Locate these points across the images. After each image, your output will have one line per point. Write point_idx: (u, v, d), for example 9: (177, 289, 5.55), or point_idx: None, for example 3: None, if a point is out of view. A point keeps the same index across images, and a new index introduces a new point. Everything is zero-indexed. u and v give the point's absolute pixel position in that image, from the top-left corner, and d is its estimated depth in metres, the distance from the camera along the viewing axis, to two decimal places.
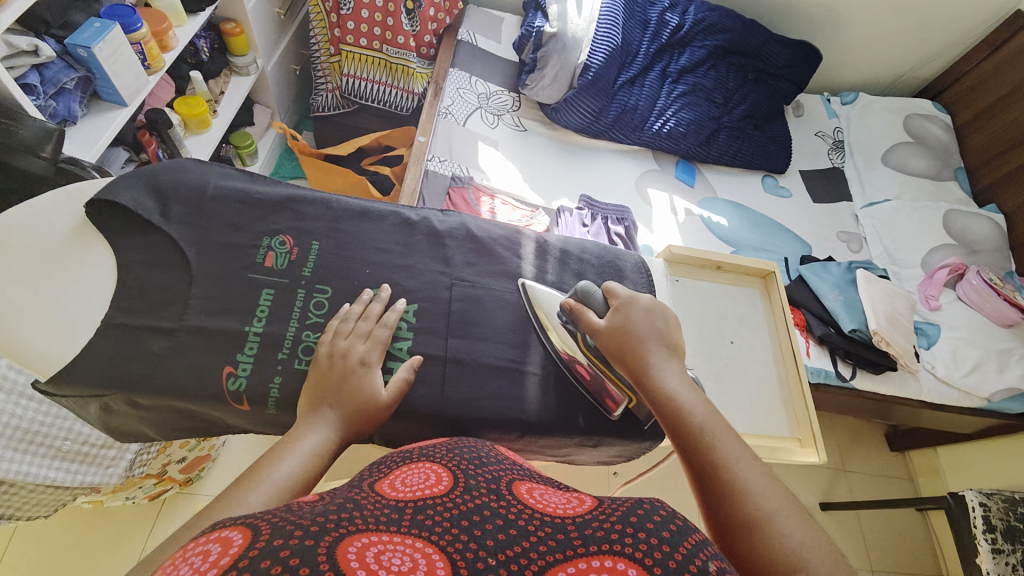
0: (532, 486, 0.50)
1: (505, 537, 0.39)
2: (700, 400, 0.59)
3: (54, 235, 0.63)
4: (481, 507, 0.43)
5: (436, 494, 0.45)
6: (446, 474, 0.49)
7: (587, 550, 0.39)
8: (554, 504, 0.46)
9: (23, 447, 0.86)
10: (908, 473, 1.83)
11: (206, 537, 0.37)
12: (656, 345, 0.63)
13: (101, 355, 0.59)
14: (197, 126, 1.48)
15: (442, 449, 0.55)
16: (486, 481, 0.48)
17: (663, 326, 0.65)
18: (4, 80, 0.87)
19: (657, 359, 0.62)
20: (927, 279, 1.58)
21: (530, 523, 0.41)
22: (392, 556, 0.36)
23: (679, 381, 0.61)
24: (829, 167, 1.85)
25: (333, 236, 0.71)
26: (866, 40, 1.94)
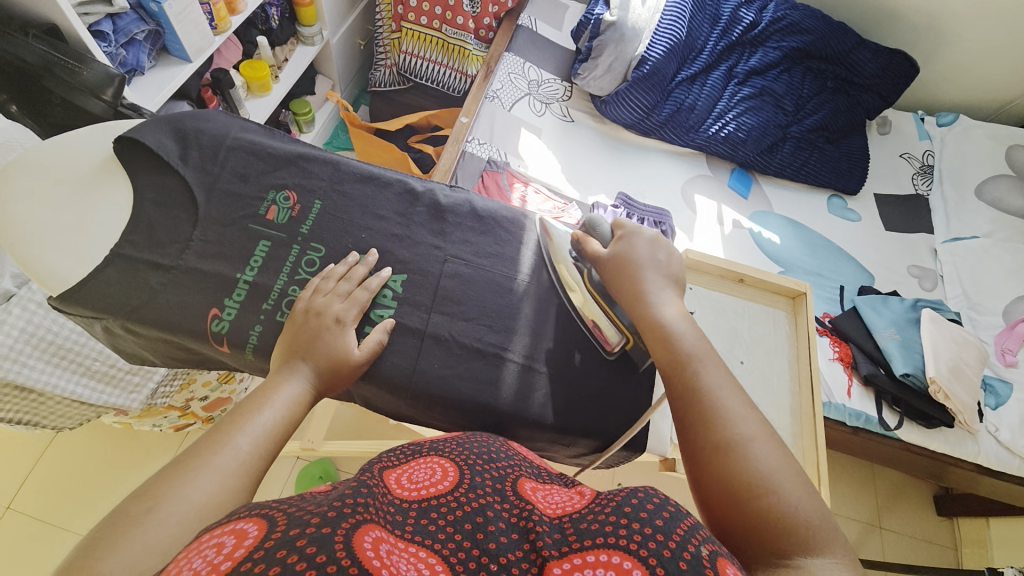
0: (536, 484, 0.49)
1: (507, 541, 0.39)
2: (692, 331, 0.61)
3: (86, 165, 0.67)
4: (485, 507, 0.42)
5: (441, 491, 0.44)
6: (451, 468, 0.48)
7: (581, 545, 0.38)
8: (555, 504, 0.45)
9: (55, 360, 0.95)
10: (952, 541, 1.63)
11: (221, 528, 0.36)
12: (653, 274, 0.66)
13: (103, 282, 0.62)
14: (259, 89, 1.56)
15: (451, 443, 0.53)
16: (492, 479, 0.46)
17: (664, 257, 0.68)
18: (71, 19, 0.96)
19: (655, 288, 0.65)
20: (1006, 331, 1.38)
21: (531, 523, 0.41)
22: (399, 559, 0.35)
23: (672, 312, 0.63)
24: (909, 193, 1.66)
25: (334, 197, 0.72)
26: (977, 53, 1.70)
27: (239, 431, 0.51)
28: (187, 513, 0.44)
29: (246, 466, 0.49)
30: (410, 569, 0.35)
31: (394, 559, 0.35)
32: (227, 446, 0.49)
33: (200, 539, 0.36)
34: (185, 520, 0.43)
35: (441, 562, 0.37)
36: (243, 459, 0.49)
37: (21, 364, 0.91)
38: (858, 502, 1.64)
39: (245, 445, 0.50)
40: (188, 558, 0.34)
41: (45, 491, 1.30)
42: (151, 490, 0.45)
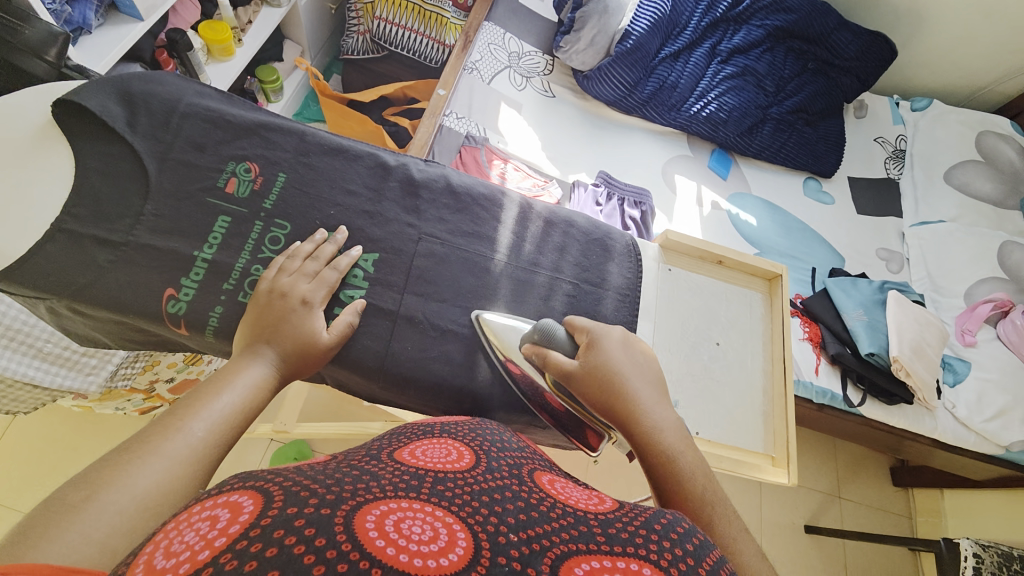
0: (553, 478, 0.47)
1: (526, 518, 0.36)
2: (696, 462, 0.53)
3: (22, 131, 0.61)
4: (504, 487, 0.40)
5: (458, 470, 0.41)
6: (468, 452, 0.45)
7: (612, 548, 0.35)
8: (575, 499, 0.42)
9: (3, 342, 0.90)
10: (907, 510, 1.73)
11: (210, 499, 0.32)
12: (644, 383, 0.58)
13: (44, 258, 0.57)
14: (220, 53, 1.46)
15: (463, 427, 0.52)
16: (508, 465, 0.45)
17: (645, 365, 0.60)
18: None
19: (645, 403, 0.56)
20: (966, 312, 1.44)
21: (552, 510, 0.38)
22: (412, 524, 0.32)
23: (670, 435, 0.54)
24: (882, 178, 1.69)
25: (301, 170, 0.67)
26: (954, 39, 1.71)
27: (194, 417, 0.47)
28: (130, 502, 0.40)
29: (200, 453, 0.46)
30: (424, 532, 0.32)
31: (407, 527, 0.32)
32: (180, 432, 0.46)
33: (190, 511, 0.32)
34: (126, 510, 0.40)
35: (462, 527, 0.33)
36: (195, 446, 0.46)
37: None
38: (821, 474, 1.72)
39: (200, 432, 0.47)
40: (178, 529, 0.31)
41: (2, 477, 1.25)
42: (93, 477, 0.41)
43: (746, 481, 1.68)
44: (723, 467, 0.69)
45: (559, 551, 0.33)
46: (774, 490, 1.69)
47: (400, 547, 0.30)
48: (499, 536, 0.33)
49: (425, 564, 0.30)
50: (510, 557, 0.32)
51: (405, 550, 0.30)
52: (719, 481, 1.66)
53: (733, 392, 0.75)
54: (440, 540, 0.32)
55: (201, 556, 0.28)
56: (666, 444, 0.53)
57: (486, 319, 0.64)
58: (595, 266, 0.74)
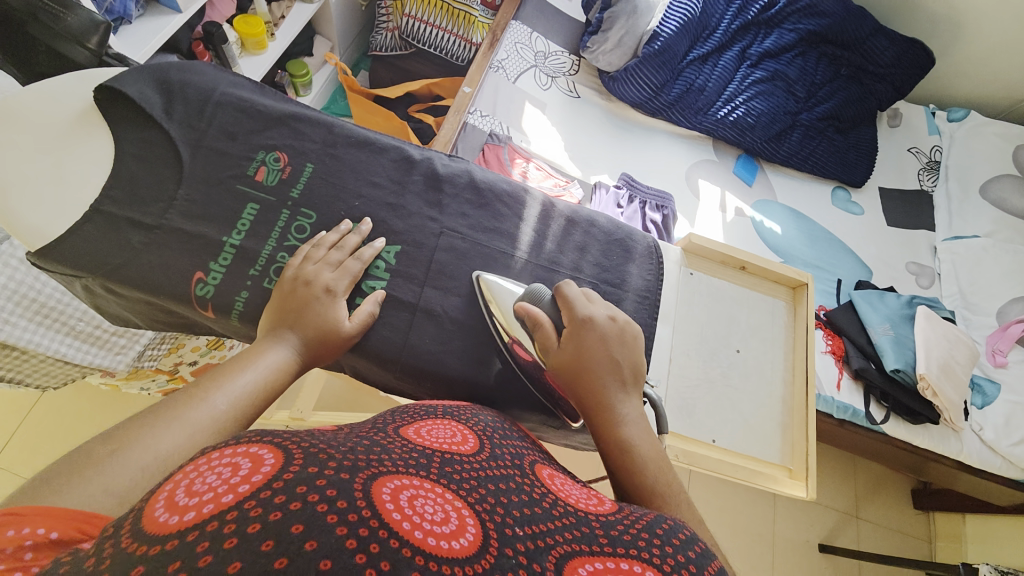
0: (553, 472, 0.50)
1: (530, 512, 0.38)
2: (657, 453, 0.55)
3: (64, 114, 0.63)
4: (508, 479, 0.42)
5: (463, 453, 0.43)
6: (472, 437, 0.47)
7: (615, 550, 0.36)
8: (575, 496, 0.44)
9: (37, 319, 0.93)
10: (927, 534, 1.68)
11: (231, 448, 0.33)
12: (611, 377, 0.57)
13: (81, 238, 0.59)
14: (254, 47, 1.50)
15: (465, 411, 0.55)
16: (511, 455, 0.47)
17: (625, 356, 0.59)
18: None
19: (616, 392, 0.57)
20: (999, 331, 1.38)
21: (554, 509, 0.40)
22: (424, 503, 0.33)
23: (631, 426, 0.56)
24: (914, 190, 1.64)
25: (327, 161, 0.69)
26: (998, 47, 1.65)
27: (217, 390, 0.49)
28: (151, 462, 0.42)
29: (221, 425, 0.47)
30: (437, 512, 0.33)
31: (420, 504, 0.33)
32: (202, 403, 0.47)
33: (209, 456, 0.33)
34: (147, 469, 0.41)
35: (470, 512, 0.35)
36: (218, 417, 0.47)
37: (4, 321, 0.89)
38: (838, 491, 1.68)
39: (223, 405, 0.48)
40: (199, 472, 0.31)
41: (34, 448, 1.30)
42: (121, 436, 0.43)
43: (760, 494, 1.65)
44: (738, 477, 0.68)
45: (564, 550, 0.35)
46: (789, 505, 1.65)
47: (415, 523, 0.31)
48: (506, 529, 0.35)
49: (439, 544, 0.30)
50: (516, 550, 0.33)
51: (420, 527, 0.31)
52: (731, 492, 1.63)
53: (751, 400, 0.74)
54: (452, 522, 0.33)
55: (224, 500, 0.28)
56: (625, 436, 0.55)
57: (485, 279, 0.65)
58: (616, 267, 0.73)
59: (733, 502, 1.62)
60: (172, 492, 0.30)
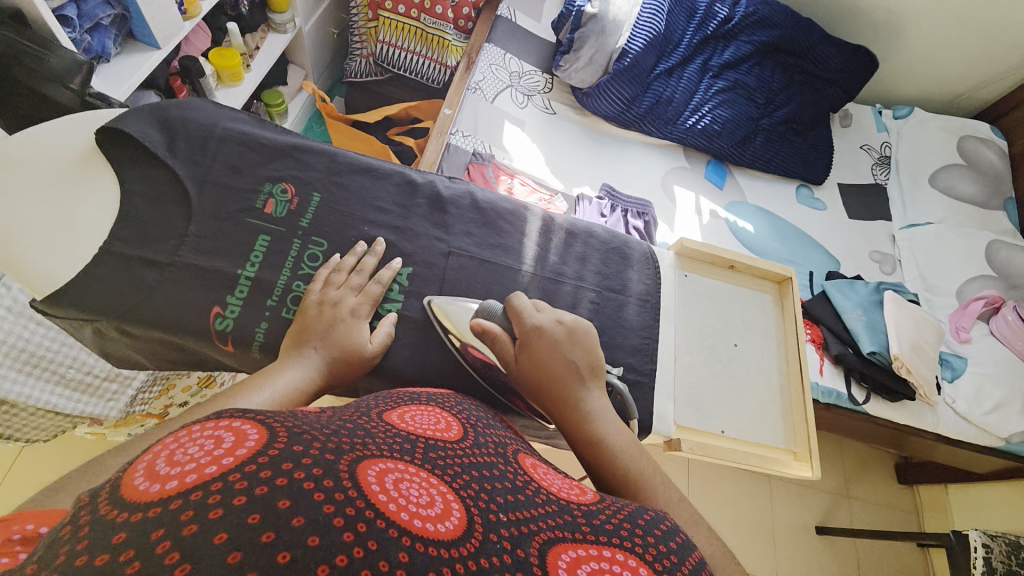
0: (535, 462, 0.53)
1: (513, 499, 0.40)
2: (627, 443, 0.57)
3: (65, 156, 0.62)
4: (491, 465, 0.44)
5: (446, 440, 0.45)
6: (455, 426, 0.50)
7: (595, 537, 0.39)
8: (557, 485, 0.47)
9: (28, 370, 0.90)
10: (914, 506, 1.77)
11: (215, 422, 0.35)
12: (574, 379, 0.59)
13: (93, 281, 0.59)
14: (230, 79, 1.50)
15: (449, 400, 0.57)
16: (493, 443, 0.50)
17: (582, 360, 0.61)
18: (37, 6, 0.91)
19: (582, 395, 0.59)
20: (959, 310, 1.49)
21: (536, 496, 0.42)
22: (409, 486, 0.36)
23: (603, 422, 0.58)
24: (870, 184, 1.76)
25: (332, 190, 0.70)
26: (931, 50, 1.80)
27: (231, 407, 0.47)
28: None
29: None
30: (421, 495, 0.36)
31: (404, 487, 0.35)
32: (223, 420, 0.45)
33: (193, 429, 0.35)
34: None
35: (454, 497, 0.37)
36: None
37: None
38: (829, 474, 1.75)
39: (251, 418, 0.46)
40: (183, 442, 0.33)
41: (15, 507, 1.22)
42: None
43: (757, 483, 1.70)
44: (748, 463, 0.72)
45: (547, 536, 0.38)
46: (785, 491, 1.71)
47: (400, 505, 0.33)
48: (490, 515, 0.37)
49: (424, 526, 0.33)
50: (500, 536, 0.36)
51: (405, 508, 0.33)
52: (728, 484, 1.69)
53: (753, 390, 0.78)
54: (437, 505, 0.35)
55: (208, 471, 0.30)
56: (597, 433, 0.57)
57: (435, 302, 0.66)
58: (617, 274, 0.77)
59: (732, 494, 1.67)
60: (154, 461, 0.32)
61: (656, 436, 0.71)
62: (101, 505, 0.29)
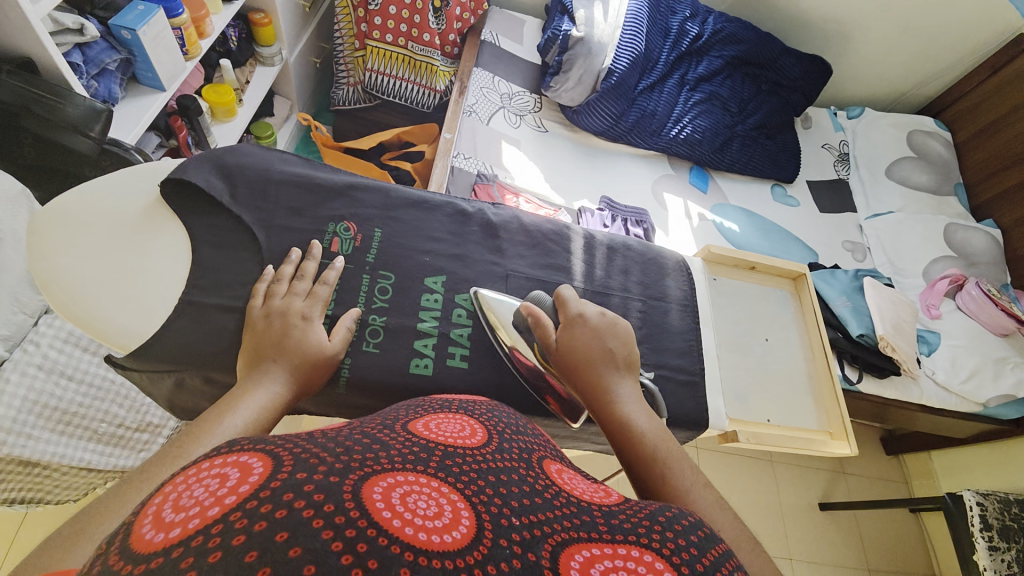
0: (561, 467, 0.48)
1: (530, 502, 0.38)
2: (654, 426, 0.57)
3: (129, 210, 0.63)
4: (511, 469, 0.41)
5: (469, 446, 0.43)
6: (480, 429, 0.47)
7: (614, 537, 0.37)
8: (581, 487, 0.45)
9: (60, 429, 0.88)
10: (903, 476, 1.91)
11: (220, 458, 0.33)
12: (605, 365, 0.61)
13: (177, 332, 0.60)
14: (224, 114, 1.49)
15: (481, 406, 0.54)
16: (518, 448, 0.46)
17: (617, 347, 0.63)
18: (56, 59, 0.90)
19: (614, 379, 0.61)
20: (928, 289, 1.64)
21: (557, 496, 0.40)
22: (417, 500, 0.34)
23: (629, 404, 0.59)
24: (835, 180, 1.91)
25: (391, 224, 0.73)
26: (877, 56, 1.98)
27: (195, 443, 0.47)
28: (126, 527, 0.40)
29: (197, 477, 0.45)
30: (429, 506, 0.34)
31: (412, 501, 0.33)
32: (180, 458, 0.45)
33: (197, 468, 0.33)
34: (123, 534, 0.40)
35: (465, 504, 0.35)
36: None
37: (27, 436, 0.83)
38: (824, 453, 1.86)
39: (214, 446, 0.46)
40: (187, 483, 0.32)
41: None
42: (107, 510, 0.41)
43: (763, 468, 1.80)
44: (794, 448, 0.80)
45: (560, 538, 0.35)
46: (789, 474, 1.81)
47: (406, 519, 0.31)
48: (503, 518, 0.35)
49: (430, 538, 0.31)
50: (512, 540, 0.33)
51: (411, 522, 0.31)
52: (736, 473, 1.77)
53: (786, 379, 0.86)
54: (446, 516, 0.33)
55: (210, 512, 0.29)
56: (623, 414, 0.58)
57: (484, 293, 0.70)
58: (656, 283, 0.83)
59: (741, 480, 1.76)
60: (159, 507, 0.31)
61: (713, 430, 0.77)
62: (111, 555, 0.28)
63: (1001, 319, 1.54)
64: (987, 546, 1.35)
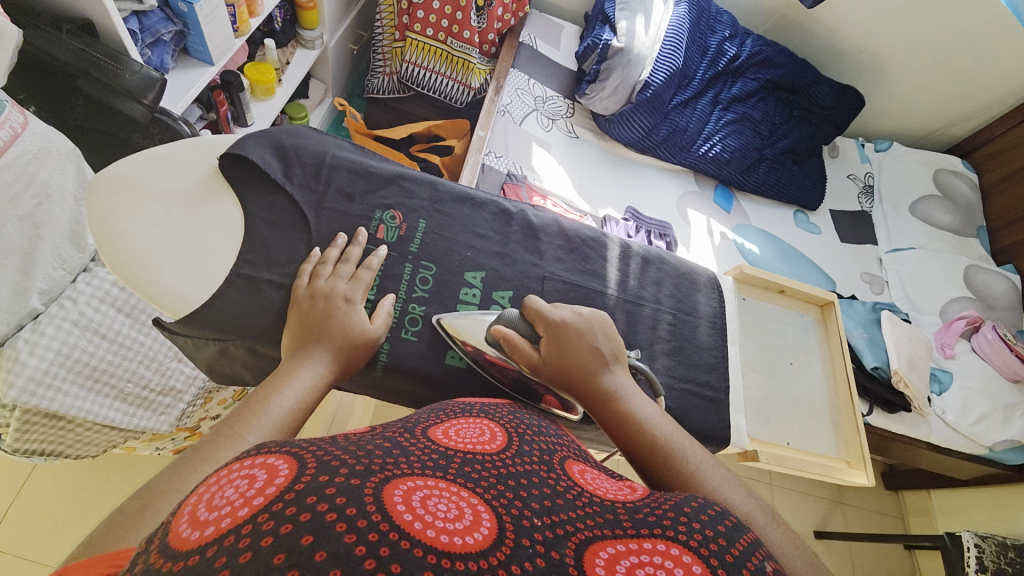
0: (585, 468, 0.47)
1: (551, 503, 0.37)
2: (653, 413, 0.60)
3: (189, 180, 0.66)
4: (531, 472, 0.40)
5: (488, 451, 0.42)
6: (501, 433, 0.46)
7: (638, 532, 0.36)
8: (606, 488, 0.43)
9: (88, 385, 0.90)
10: (899, 512, 1.91)
11: (250, 459, 0.33)
12: (598, 363, 0.62)
13: (227, 302, 0.63)
14: (263, 93, 1.51)
15: (502, 410, 0.53)
16: (540, 450, 0.45)
17: (605, 344, 0.64)
18: (118, 26, 0.92)
19: (607, 377, 0.61)
20: (944, 328, 1.63)
21: (578, 498, 0.39)
22: (438, 501, 0.33)
23: (628, 397, 0.61)
24: (859, 211, 1.90)
25: (436, 217, 0.75)
26: (911, 92, 1.98)
27: (248, 426, 0.48)
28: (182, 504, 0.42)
29: None
30: (451, 509, 0.33)
31: (433, 503, 0.32)
32: (236, 440, 0.46)
33: (231, 468, 0.34)
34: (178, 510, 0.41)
35: (485, 506, 0.34)
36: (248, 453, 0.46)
37: (56, 389, 0.86)
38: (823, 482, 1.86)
39: (269, 427, 0.49)
40: (219, 485, 0.32)
41: (41, 512, 1.22)
42: (169, 484, 0.43)
43: (760, 490, 1.80)
44: (810, 472, 0.81)
45: (584, 536, 0.35)
46: (786, 499, 1.81)
47: (426, 522, 0.31)
48: (523, 520, 0.34)
49: (451, 540, 0.30)
50: (534, 541, 0.33)
51: (432, 525, 0.30)
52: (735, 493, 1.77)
53: (809, 404, 0.87)
54: (467, 518, 0.32)
55: (240, 515, 0.29)
56: (623, 407, 0.59)
57: (447, 320, 0.68)
58: (688, 298, 0.84)
59: None
60: (195, 507, 0.31)
61: (733, 448, 0.78)
62: (153, 554, 0.29)
63: (1015, 365, 1.53)
64: None
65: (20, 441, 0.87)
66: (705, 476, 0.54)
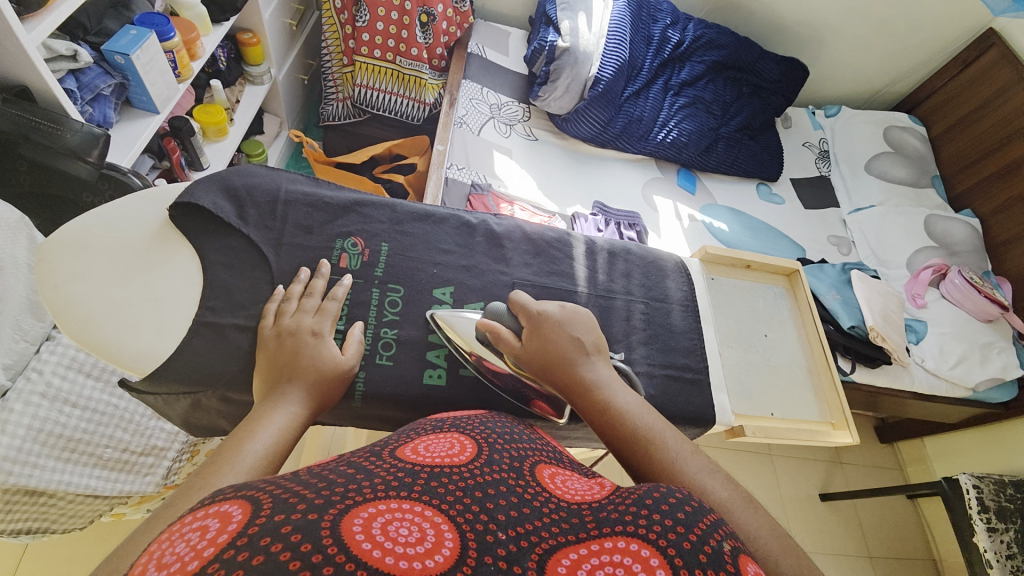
0: (556, 471, 0.47)
1: (517, 513, 0.37)
2: (634, 403, 0.60)
3: (140, 234, 0.66)
4: (499, 481, 0.41)
5: (457, 464, 0.42)
6: (470, 444, 0.46)
7: (601, 533, 0.37)
8: (575, 490, 0.43)
9: (65, 456, 0.88)
10: (898, 462, 1.95)
11: (205, 509, 0.33)
12: (579, 354, 0.62)
13: (194, 353, 0.62)
14: (214, 134, 1.49)
15: (473, 422, 0.52)
16: (509, 457, 0.45)
17: (585, 336, 0.64)
18: (52, 85, 0.90)
19: (587, 368, 0.62)
20: (913, 279, 1.68)
21: (544, 505, 0.39)
22: (400, 526, 0.33)
23: (608, 388, 0.60)
24: (818, 177, 1.96)
25: (398, 238, 0.75)
26: (851, 57, 2.05)
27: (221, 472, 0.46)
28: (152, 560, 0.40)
29: None
30: (412, 533, 0.33)
31: (394, 528, 0.33)
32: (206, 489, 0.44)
33: (186, 519, 0.33)
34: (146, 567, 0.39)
35: (450, 526, 0.34)
36: None
37: (32, 464, 0.84)
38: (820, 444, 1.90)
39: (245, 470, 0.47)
40: (172, 538, 0.31)
41: None
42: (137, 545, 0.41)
43: (761, 462, 1.82)
44: (801, 438, 0.83)
45: (547, 546, 0.35)
46: (787, 467, 1.84)
47: (385, 549, 0.31)
48: (487, 535, 0.35)
49: (411, 566, 0.30)
50: (496, 557, 0.33)
51: (391, 552, 0.31)
52: (735, 468, 1.79)
53: (788, 373, 0.89)
54: (429, 541, 0.33)
55: (193, 565, 0.28)
56: (604, 398, 0.60)
57: (441, 314, 0.70)
58: (657, 285, 0.85)
59: (740, 475, 1.78)
60: (148, 564, 0.30)
61: (720, 426, 0.79)
62: None
63: (985, 306, 1.59)
64: (986, 528, 1.38)
65: (5, 522, 0.86)
66: (684, 468, 0.54)
